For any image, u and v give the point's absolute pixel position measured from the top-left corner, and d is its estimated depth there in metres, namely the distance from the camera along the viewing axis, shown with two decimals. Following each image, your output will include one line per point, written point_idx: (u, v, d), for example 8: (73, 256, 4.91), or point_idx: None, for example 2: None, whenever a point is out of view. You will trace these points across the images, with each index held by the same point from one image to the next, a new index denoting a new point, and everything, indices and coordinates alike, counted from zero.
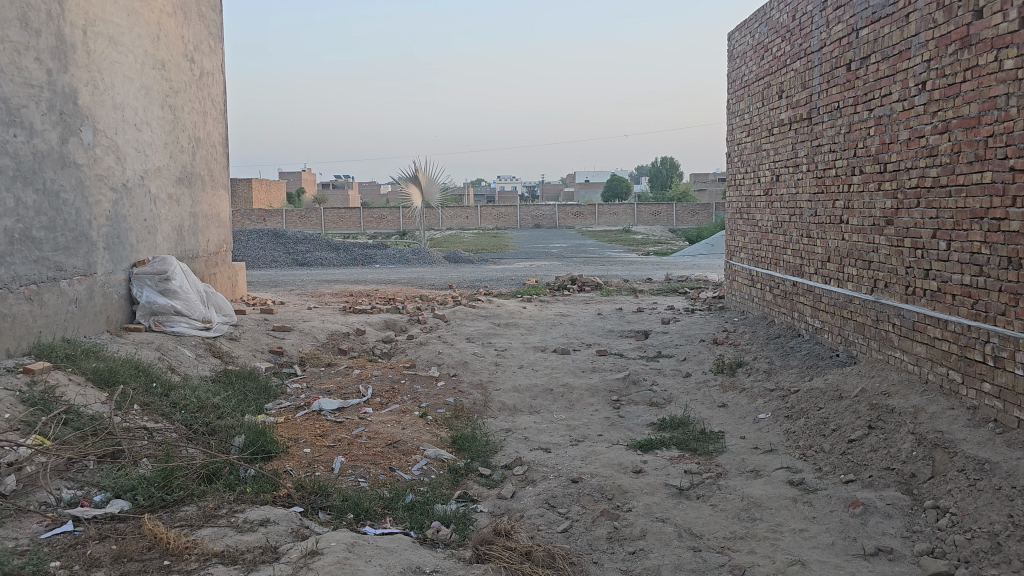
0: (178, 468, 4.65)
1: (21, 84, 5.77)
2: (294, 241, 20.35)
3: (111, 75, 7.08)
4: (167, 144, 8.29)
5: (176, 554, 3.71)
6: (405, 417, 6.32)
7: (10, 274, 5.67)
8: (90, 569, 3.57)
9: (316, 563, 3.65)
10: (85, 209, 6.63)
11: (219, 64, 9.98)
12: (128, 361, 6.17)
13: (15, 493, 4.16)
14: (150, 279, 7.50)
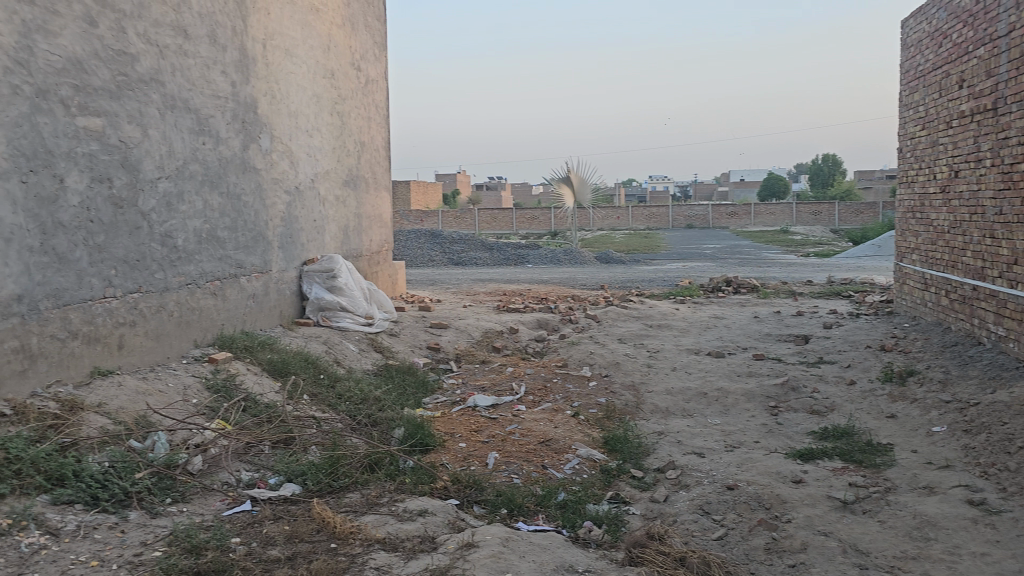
0: (344, 457, 4.90)
1: (209, 95, 6.27)
2: (450, 241, 20.98)
3: (286, 85, 7.55)
4: (336, 149, 8.75)
5: (342, 538, 3.91)
6: (557, 416, 6.36)
7: (199, 271, 6.16)
8: (266, 547, 3.82)
9: (472, 555, 3.74)
10: (262, 210, 7.11)
11: (383, 72, 10.44)
12: (299, 353, 6.57)
13: (201, 473, 4.53)
14: (319, 276, 7.93)
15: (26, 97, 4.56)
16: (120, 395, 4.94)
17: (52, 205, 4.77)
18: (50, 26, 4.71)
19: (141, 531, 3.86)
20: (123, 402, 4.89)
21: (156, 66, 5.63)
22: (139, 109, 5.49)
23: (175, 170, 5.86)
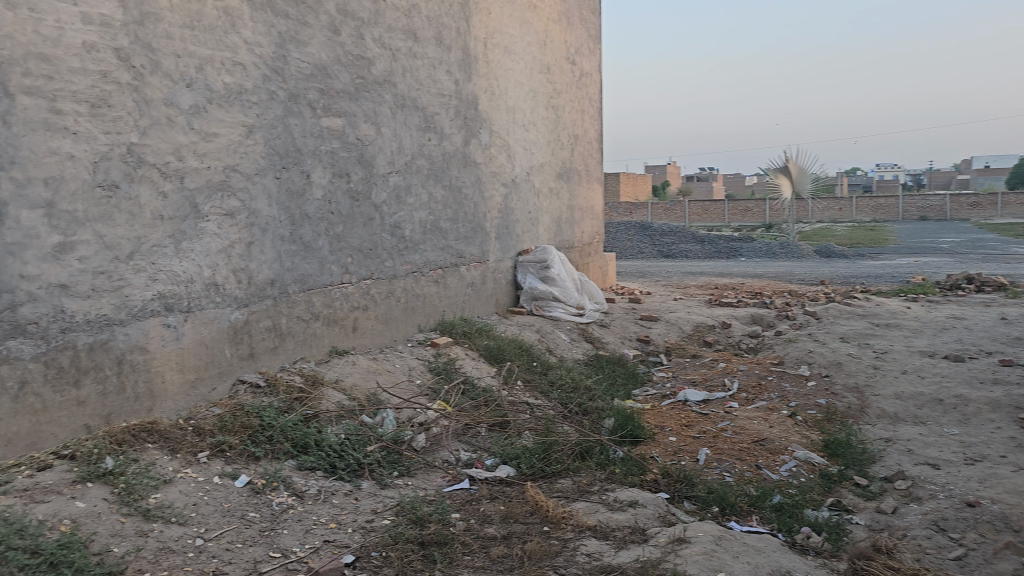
0: (556, 443, 5.00)
1: (435, 94, 6.62)
2: (661, 233, 20.72)
3: (505, 81, 7.81)
4: (550, 142, 8.92)
5: (554, 522, 4.01)
6: (772, 415, 6.12)
7: (423, 260, 6.54)
8: (483, 524, 3.99)
9: (684, 551, 3.69)
10: (481, 202, 7.40)
11: (598, 64, 10.49)
12: (514, 341, 6.78)
13: (424, 449, 4.81)
14: (533, 266, 8.14)
15: (280, 101, 5.10)
16: (355, 372, 5.39)
17: (300, 198, 5.29)
18: (301, 36, 5.22)
19: (372, 500, 4.18)
20: (356, 379, 5.32)
21: (389, 69, 6.03)
22: (374, 109, 5.91)
23: (405, 165, 6.25)
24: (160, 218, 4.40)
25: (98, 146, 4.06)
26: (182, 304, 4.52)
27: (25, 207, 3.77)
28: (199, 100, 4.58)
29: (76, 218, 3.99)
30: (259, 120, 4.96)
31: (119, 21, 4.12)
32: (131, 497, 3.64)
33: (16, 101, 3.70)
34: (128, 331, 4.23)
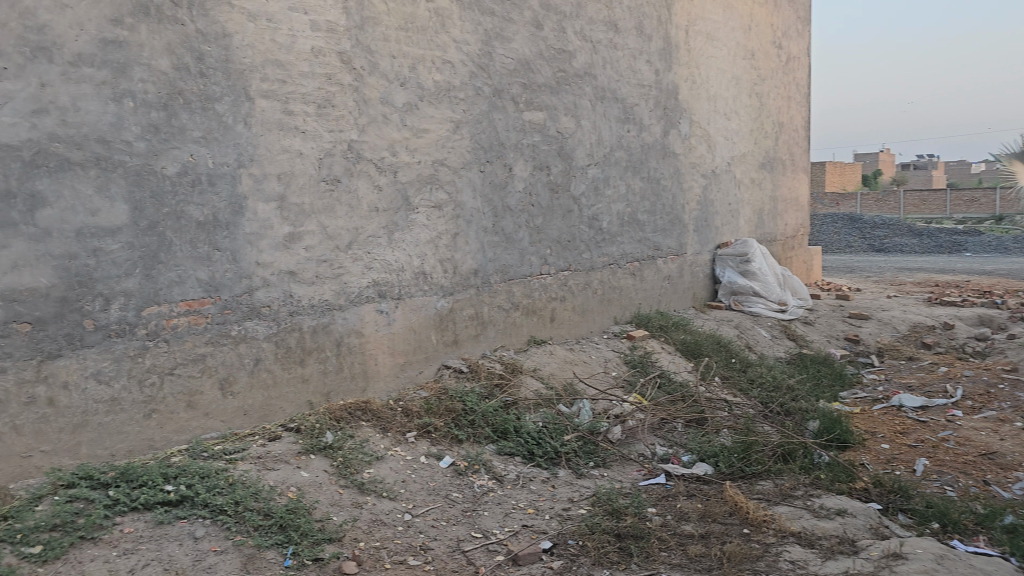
0: (756, 444, 4.81)
1: (635, 85, 6.56)
2: (872, 226, 19.36)
3: (707, 69, 7.59)
4: (753, 131, 8.59)
5: (755, 525, 3.87)
6: (1003, 426, 5.54)
7: (620, 252, 6.51)
8: (680, 521, 3.93)
9: (900, 567, 3.42)
10: (680, 194, 7.26)
11: (806, 47, 9.94)
12: (712, 336, 6.60)
13: (620, 442, 4.80)
14: (731, 260, 7.86)
15: (486, 97, 5.26)
16: (552, 362, 5.48)
17: (502, 191, 5.43)
18: (505, 32, 5.35)
19: (568, 488, 4.24)
20: (553, 368, 5.41)
21: (590, 61, 6.05)
22: (575, 101, 5.96)
23: (603, 157, 6.25)
24: (375, 210, 4.69)
25: (323, 144, 4.40)
26: (394, 291, 4.80)
27: (261, 201, 4.17)
28: (412, 98, 4.83)
29: (303, 210, 4.34)
30: (465, 115, 5.15)
31: (342, 27, 4.44)
32: (348, 470, 3.92)
33: (255, 105, 4.10)
34: (346, 315, 4.56)
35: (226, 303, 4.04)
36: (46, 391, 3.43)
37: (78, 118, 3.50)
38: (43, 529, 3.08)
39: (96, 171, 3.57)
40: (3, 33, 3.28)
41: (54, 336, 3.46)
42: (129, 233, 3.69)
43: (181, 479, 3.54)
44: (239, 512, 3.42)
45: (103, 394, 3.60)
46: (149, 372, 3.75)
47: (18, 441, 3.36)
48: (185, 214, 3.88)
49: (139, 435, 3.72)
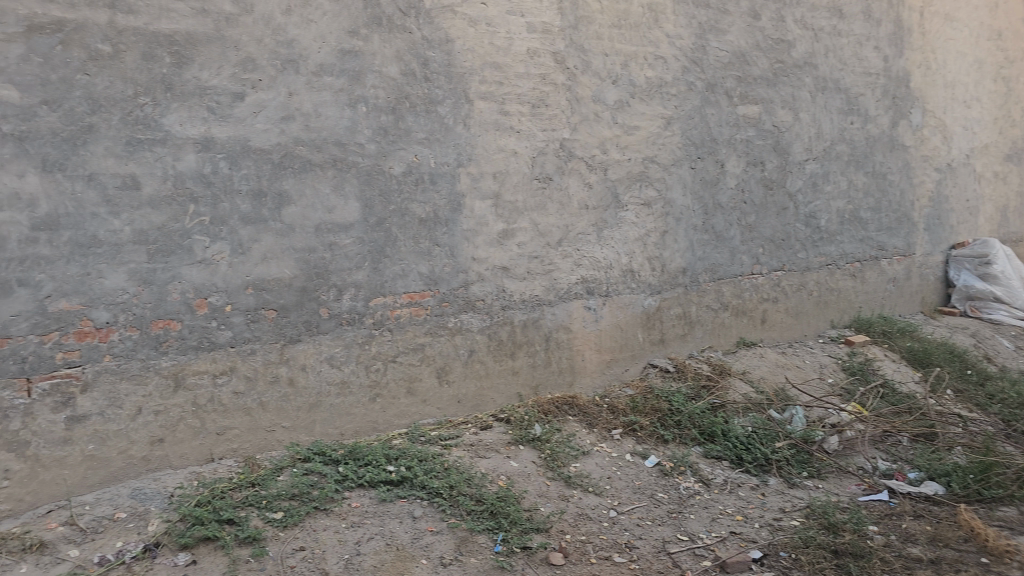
0: (999, 465, 4.28)
1: (861, 73, 6.14)
2: None
3: (944, 53, 6.96)
4: (998, 119, 7.76)
5: (996, 554, 3.48)
6: None
7: (840, 252, 6.13)
8: (905, 543, 3.63)
9: None
10: (909, 190, 6.72)
11: None
12: (944, 344, 6.05)
13: (837, 453, 4.51)
14: (969, 261, 7.15)
15: (699, 92, 5.15)
16: (763, 365, 5.28)
17: (714, 188, 5.30)
18: (721, 24, 5.20)
19: (780, 498, 4.05)
20: (764, 372, 5.21)
21: (811, 50, 5.75)
22: (793, 93, 5.68)
23: (823, 151, 5.91)
24: (586, 208, 4.74)
25: (536, 142, 4.51)
26: (602, 288, 4.83)
27: (478, 198, 4.34)
28: (624, 95, 4.82)
29: (517, 208, 4.47)
30: (677, 111, 5.07)
31: (557, 27, 4.53)
32: (555, 463, 4.01)
33: (474, 106, 4.28)
34: (555, 311, 4.66)
35: (444, 296, 4.25)
36: (287, 372, 3.79)
37: (319, 123, 3.82)
38: (285, 497, 3.41)
39: (333, 171, 3.87)
40: (259, 48, 3.64)
41: (295, 322, 3.81)
42: (360, 228, 3.98)
43: (402, 460, 3.78)
44: (453, 496, 3.59)
45: (335, 377, 3.92)
46: (374, 358, 4.03)
47: (264, 416, 3.74)
48: (409, 212, 4.11)
49: (365, 417, 4.02)
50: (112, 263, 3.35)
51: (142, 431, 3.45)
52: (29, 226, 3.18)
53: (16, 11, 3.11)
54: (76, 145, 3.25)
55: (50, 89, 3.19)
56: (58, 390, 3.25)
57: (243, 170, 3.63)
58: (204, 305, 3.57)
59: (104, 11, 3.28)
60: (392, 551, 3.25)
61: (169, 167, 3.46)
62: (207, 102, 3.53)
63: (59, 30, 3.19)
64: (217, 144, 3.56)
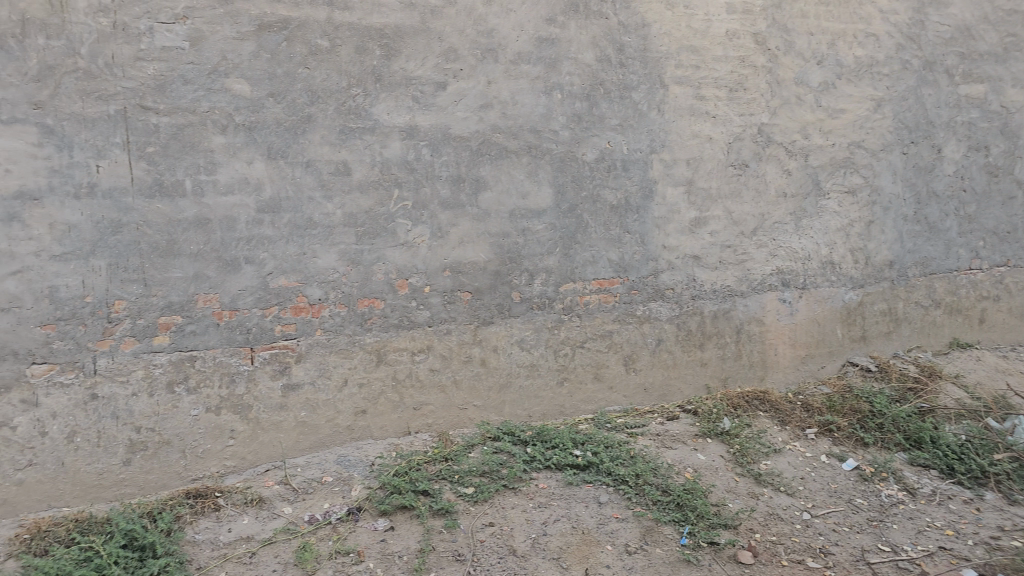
0: None
1: None
2: None
3: None
4: None
5: None
6: None
7: None
8: None
9: None
10: None
11: None
12: None
13: None
14: None
15: (914, 71, 4.77)
16: (980, 369, 4.82)
17: (929, 175, 4.89)
18: None
19: (999, 515, 3.67)
20: (981, 376, 4.76)
21: None
22: None
23: None
24: (783, 195, 4.53)
25: (733, 128, 4.36)
26: (799, 280, 4.61)
27: (671, 185, 4.26)
28: (829, 77, 4.56)
29: (710, 195, 4.35)
30: (889, 92, 4.72)
31: (759, 7, 4.35)
32: (745, 459, 3.88)
33: (669, 91, 4.20)
34: (748, 302, 4.50)
35: (633, 284, 4.22)
36: (480, 352, 3.93)
37: (515, 111, 3.90)
38: (475, 473, 3.54)
39: (527, 158, 3.94)
40: (461, 39, 3.76)
41: (488, 305, 3.93)
42: (552, 214, 4.03)
43: (588, 445, 3.80)
44: (639, 484, 3.56)
45: (525, 359, 4.02)
46: (563, 343, 4.09)
47: (457, 394, 3.90)
48: (600, 198, 4.11)
49: (552, 401, 4.10)
50: (325, 244, 3.60)
51: (348, 402, 3.69)
52: (256, 209, 3.47)
53: (249, 11, 3.39)
54: (296, 134, 3.51)
55: (276, 83, 3.46)
56: (277, 359, 3.54)
57: (443, 157, 3.78)
58: (405, 286, 3.76)
59: (323, 8, 3.51)
60: (578, 534, 3.28)
61: (376, 155, 3.65)
62: (412, 91, 3.69)
63: (285, 27, 3.45)
64: (420, 132, 3.72)
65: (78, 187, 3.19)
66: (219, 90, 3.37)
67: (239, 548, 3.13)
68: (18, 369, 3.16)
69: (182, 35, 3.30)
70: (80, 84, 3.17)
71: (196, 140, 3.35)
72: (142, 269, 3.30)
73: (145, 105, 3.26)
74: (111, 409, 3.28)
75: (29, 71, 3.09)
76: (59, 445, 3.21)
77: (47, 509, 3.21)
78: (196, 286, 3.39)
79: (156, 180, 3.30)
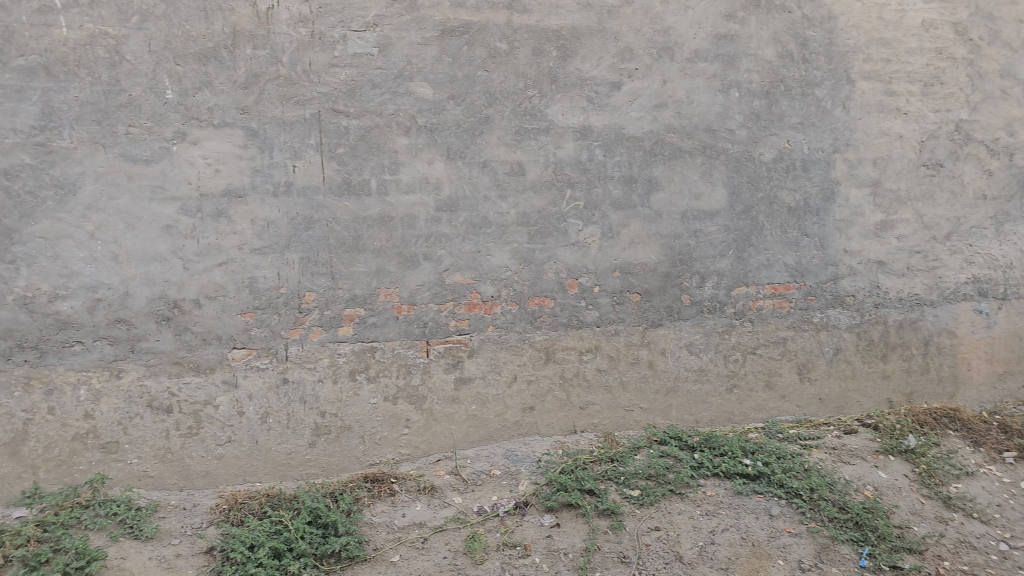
0: None
1: None
2: None
3: None
4: None
5: None
6: None
7: None
8: None
9: None
10: None
11: None
12: None
13: None
14: None
15: None
16: None
17: None
18: None
19: None
20: None
21: None
22: None
23: None
24: (983, 198, 4.18)
25: (927, 125, 4.08)
26: (998, 290, 4.24)
27: (855, 186, 4.04)
28: None
29: (899, 197, 4.09)
30: None
31: None
32: (932, 480, 3.61)
33: (856, 87, 3.99)
34: (938, 313, 4.20)
35: (810, 290, 4.04)
36: (648, 354, 3.89)
37: (691, 110, 3.83)
38: (641, 476, 3.50)
39: (702, 158, 3.86)
40: (638, 38, 3.74)
41: (657, 307, 3.89)
42: (727, 216, 3.92)
43: (759, 455, 3.67)
44: (814, 499, 3.40)
45: (694, 364, 3.95)
46: (734, 349, 3.98)
47: (624, 396, 3.88)
48: (778, 199, 3.96)
49: (721, 407, 3.99)
50: (499, 242, 3.68)
51: (516, 398, 3.77)
52: (435, 207, 3.60)
53: (433, 17, 3.53)
54: (474, 135, 3.61)
55: (457, 85, 3.58)
56: (450, 353, 3.67)
57: (616, 157, 3.77)
58: (575, 285, 3.78)
59: (503, 12, 3.60)
60: (747, 545, 3.18)
61: (550, 155, 3.70)
62: (586, 92, 3.71)
63: (466, 31, 3.56)
64: (594, 132, 3.73)
65: (277, 185, 3.43)
66: (403, 93, 3.53)
67: (412, 533, 3.26)
68: (221, 352, 3.44)
69: (371, 42, 3.48)
70: (281, 91, 3.41)
71: (382, 141, 3.52)
72: (330, 263, 3.51)
73: (338, 108, 3.47)
74: (299, 394, 3.51)
75: (238, 79, 3.36)
76: (254, 425, 3.47)
77: (242, 483, 3.48)
78: (377, 280, 3.57)
79: (345, 180, 3.49)
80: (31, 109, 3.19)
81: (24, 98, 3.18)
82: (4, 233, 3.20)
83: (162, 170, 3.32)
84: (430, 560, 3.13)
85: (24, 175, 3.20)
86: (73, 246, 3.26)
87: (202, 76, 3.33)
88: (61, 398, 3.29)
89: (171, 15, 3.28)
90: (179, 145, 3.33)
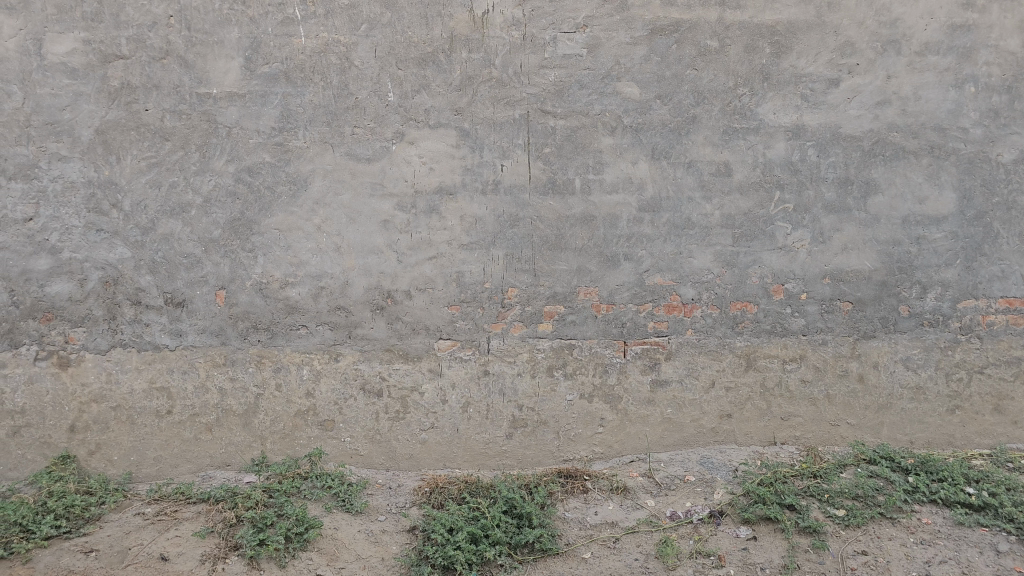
0: None
1: None
2: None
3: None
4: None
5: None
6: None
7: None
8: None
9: None
10: None
11: None
12: None
13: None
14: None
15: None
16: None
17: None
18: None
19: None
20: None
21: None
22: None
23: None
24: None
25: None
26: None
27: None
28: None
29: None
30: None
31: None
32: None
33: None
34: None
35: None
36: (858, 368, 3.67)
37: (918, 107, 3.56)
38: (847, 495, 3.29)
39: (929, 159, 3.58)
40: (860, 31, 3.53)
41: (871, 318, 3.65)
42: (955, 222, 3.61)
43: (984, 484, 3.33)
44: None
45: (911, 381, 3.67)
46: (958, 367, 3.67)
47: (830, 410, 3.68)
48: (1017, 204, 3.60)
49: (940, 429, 3.69)
50: (701, 244, 3.60)
51: (713, 405, 3.68)
52: (637, 208, 3.58)
53: (643, 17, 3.51)
54: (681, 135, 3.56)
55: (665, 85, 3.54)
56: (648, 355, 3.64)
57: (831, 157, 3.58)
58: (780, 291, 3.63)
59: (715, 9, 3.51)
60: None
61: (759, 155, 3.57)
62: (801, 90, 3.55)
63: (677, 30, 3.52)
64: (808, 132, 3.56)
65: (485, 183, 3.55)
66: (611, 93, 3.54)
67: (604, 531, 3.27)
68: (428, 343, 3.62)
69: (581, 43, 3.52)
70: (493, 93, 3.52)
71: (588, 141, 3.56)
72: (533, 261, 3.59)
73: (546, 109, 3.54)
74: (498, 386, 3.62)
75: (453, 82, 3.51)
76: (456, 413, 3.62)
77: (443, 468, 3.64)
78: (578, 279, 3.60)
79: (551, 179, 3.56)
80: (272, 112, 3.50)
81: (267, 102, 3.49)
82: (246, 225, 3.54)
83: (381, 168, 3.54)
84: (621, 561, 3.12)
85: (264, 172, 3.52)
86: (303, 238, 3.55)
87: (421, 80, 3.51)
88: (287, 376, 3.59)
89: (395, 23, 3.49)
90: (398, 145, 3.54)
